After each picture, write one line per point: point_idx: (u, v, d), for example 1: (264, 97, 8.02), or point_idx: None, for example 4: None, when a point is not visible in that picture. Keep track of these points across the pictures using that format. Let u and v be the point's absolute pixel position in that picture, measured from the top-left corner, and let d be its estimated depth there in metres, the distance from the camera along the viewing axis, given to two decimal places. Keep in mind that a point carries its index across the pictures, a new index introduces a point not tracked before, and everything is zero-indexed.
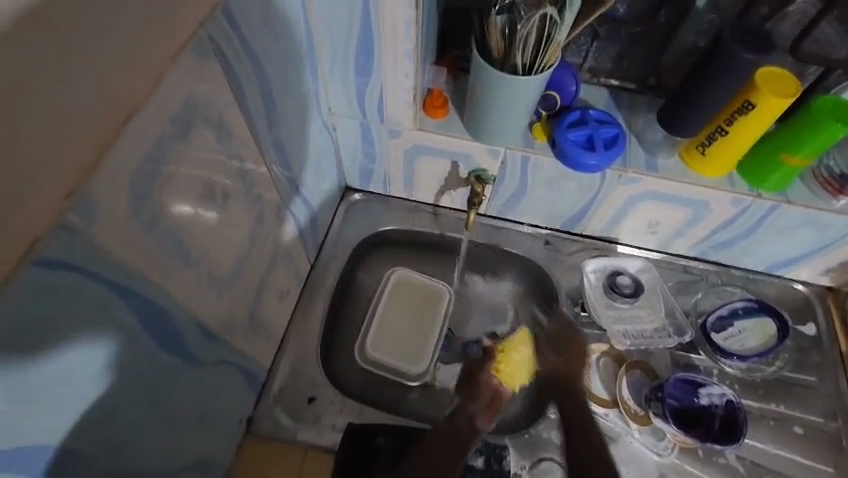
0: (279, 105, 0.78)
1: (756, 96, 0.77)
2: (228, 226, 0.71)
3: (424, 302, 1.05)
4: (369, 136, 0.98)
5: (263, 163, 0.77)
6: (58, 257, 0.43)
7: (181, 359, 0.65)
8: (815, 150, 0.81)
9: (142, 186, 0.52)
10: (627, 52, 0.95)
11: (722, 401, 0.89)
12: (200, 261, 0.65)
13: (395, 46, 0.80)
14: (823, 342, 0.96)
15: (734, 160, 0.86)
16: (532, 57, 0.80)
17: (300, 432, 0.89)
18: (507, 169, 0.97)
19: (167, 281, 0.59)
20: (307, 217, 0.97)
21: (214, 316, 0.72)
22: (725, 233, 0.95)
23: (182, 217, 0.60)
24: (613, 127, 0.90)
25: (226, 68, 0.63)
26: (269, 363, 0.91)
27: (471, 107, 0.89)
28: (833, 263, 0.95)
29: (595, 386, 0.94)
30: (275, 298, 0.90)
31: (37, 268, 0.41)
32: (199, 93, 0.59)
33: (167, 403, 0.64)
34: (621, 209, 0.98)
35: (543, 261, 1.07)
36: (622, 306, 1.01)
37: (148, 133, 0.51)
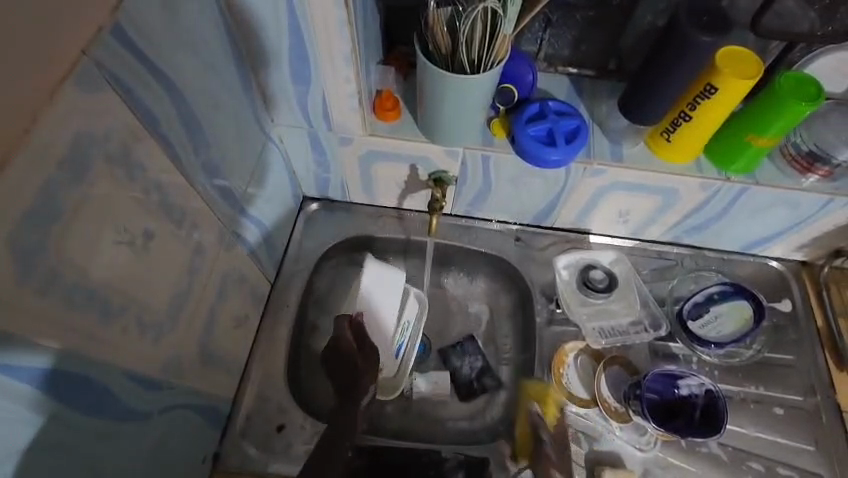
0: (208, 122, 0.59)
1: (718, 79, 0.65)
2: (166, 258, 0.54)
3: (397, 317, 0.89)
4: (319, 146, 0.81)
5: (194, 188, 0.59)
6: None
7: (126, 416, 0.51)
8: (781, 130, 0.71)
9: (45, 245, 0.38)
10: (586, 35, 0.77)
11: (701, 391, 0.81)
12: (130, 307, 0.49)
13: (331, 49, 0.64)
14: (799, 318, 0.91)
15: (701, 143, 0.74)
16: (481, 52, 0.65)
17: (272, 463, 0.76)
18: (468, 170, 0.82)
19: (88, 343, 0.44)
20: (262, 237, 0.81)
21: (174, 365, 0.59)
22: (699, 217, 0.85)
23: (106, 265, 0.45)
24: (573, 117, 0.75)
25: (129, 96, 0.45)
26: (232, 393, 0.78)
27: (422, 108, 0.74)
28: (804, 239, 0.88)
29: (573, 387, 0.84)
30: (232, 325, 0.75)
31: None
32: (96, 129, 0.41)
33: (115, 465, 0.51)
34: (590, 202, 0.85)
35: (513, 259, 0.92)
36: (599, 301, 0.89)
37: (40, 176, 0.36)
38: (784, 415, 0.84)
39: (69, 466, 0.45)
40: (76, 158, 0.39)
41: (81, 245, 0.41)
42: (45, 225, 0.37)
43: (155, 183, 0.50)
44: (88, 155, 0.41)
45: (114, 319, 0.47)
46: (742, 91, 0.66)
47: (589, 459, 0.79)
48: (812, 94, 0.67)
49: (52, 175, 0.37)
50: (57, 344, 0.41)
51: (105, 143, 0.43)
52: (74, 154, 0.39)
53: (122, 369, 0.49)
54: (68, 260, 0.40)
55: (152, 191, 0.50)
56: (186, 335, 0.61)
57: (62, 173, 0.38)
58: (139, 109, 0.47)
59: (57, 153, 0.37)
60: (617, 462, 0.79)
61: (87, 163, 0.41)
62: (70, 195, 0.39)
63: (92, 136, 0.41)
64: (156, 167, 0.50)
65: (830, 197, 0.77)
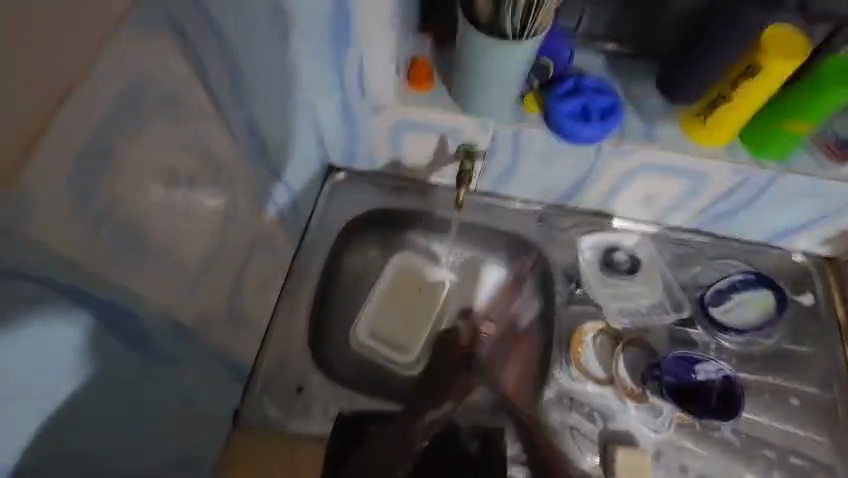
0: (247, 80, 0.61)
1: (763, 58, 0.64)
2: (200, 210, 0.56)
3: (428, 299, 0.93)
4: (350, 114, 0.82)
5: (230, 143, 0.60)
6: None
7: (157, 359, 0.52)
8: (820, 116, 0.70)
9: (97, 176, 0.40)
10: (625, 12, 0.76)
11: (719, 376, 0.82)
12: (168, 252, 0.51)
13: (376, 10, 0.66)
14: (820, 313, 0.90)
15: (737, 126, 0.73)
16: (524, 21, 0.65)
17: (291, 423, 0.78)
18: (498, 144, 0.81)
19: (128, 279, 0.46)
20: (290, 201, 0.83)
21: (206, 316, 0.61)
22: (727, 204, 0.84)
23: (146, 203, 0.47)
24: (609, 96, 0.75)
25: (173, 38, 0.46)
26: (254, 353, 0.80)
27: (458, 76, 0.74)
28: (832, 232, 0.87)
29: (590, 365, 0.85)
30: (258, 285, 0.77)
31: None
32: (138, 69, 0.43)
33: (145, 402, 0.53)
34: (618, 184, 0.84)
35: (536, 239, 0.92)
36: (620, 283, 0.89)
37: (96, 107, 0.39)
38: (799, 406, 0.84)
39: (107, 394, 0.47)
40: (126, 94, 0.42)
41: (128, 183, 0.44)
42: (98, 156, 0.40)
43: (197, 132, 0.53)
44: (138, 94, 0.44)
45: (155, 259, 0.49)
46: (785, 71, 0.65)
47: (601, 437, 0.80)
48: None
49: (106, 110, 0.40)
50: (105, 275, 0.43)
51: (154, 84, 0.45)
52: (127, 91, 0.42)
53: (159, 311, 0.51)
54: (114, 194, 0.42)
55: (193, 142, 0.52)
56: (217, 289, 0.62)
57: (114, 107, 0.41)
58: (190, 55, 0.49)
59: (112, 87, 0.40)
60: (629, 442, 0.80)
61: (136, 102, 0.43)
62: (123, 129, 0.42)
63: (141, 77, 0.44)
64: (197, 116, 0.52)
65: None
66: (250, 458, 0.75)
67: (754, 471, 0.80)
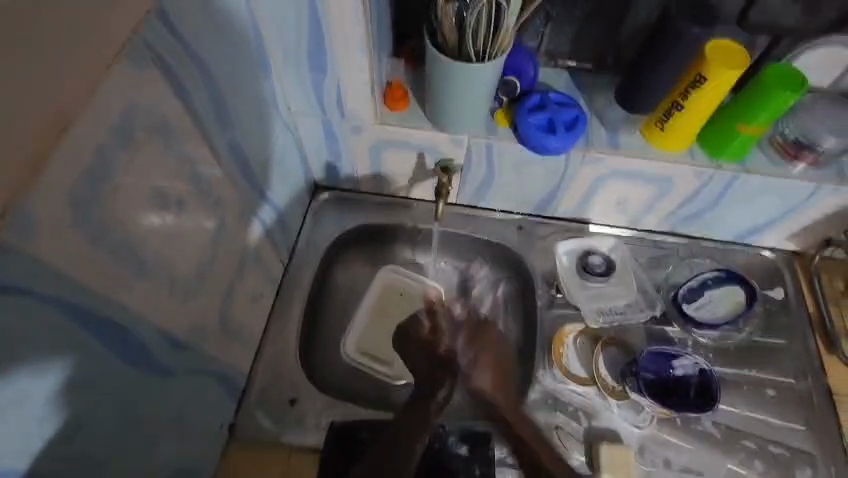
0: (230, 106, 0.65)
1: (707, 68, 0.70)
2: (189, 229, 0.60)
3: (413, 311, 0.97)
4: (333, 134, 0.86)
5: (217, 166, 0.64)
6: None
7: (151, 372, 0.55)
8: (768, 119, 0.75)
9: (95, 200, 0.44)
10: (584, 30, 0.82)
11: (695, 370, 0.85)
12: (159, 268, 0.54)
13: (347, 38, 0.69)
14: (791, 306, 0.94)
15: (692, 131, 0.78)
16: (485, 43, 0.70)
17: (285, 434, 0.80)
18: (473, 158, 0.86)
19: (122, 294, 0.49)
20: (278, 220, 0.87)
21: (198, 331, 0.64)
22: (692, 205, 0.89)
23: (139, 223, 0.50)
24: (572, 108, 0.80)
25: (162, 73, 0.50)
26: (247, 367, 0.82)
27: (430, 95, 0.78)
28: (795, 228, 0.92)
29: (572, 365, 0.88)
30: (249, 301, 0.80)
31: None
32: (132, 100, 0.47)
33: (141, 413, 0.55)
34: (589, 191, 0.89)
35: (515, 247, 0.96)
36: (597, 285, 0.93)
37: (95, 136, 0.43)
38: (775, 395, 0.87)
39: (106, 406, 0.50)
40: (121, 124, 0.46)
41: (124, 206, 0.48)
42: (97, 181, 0.44)
43: (185, 157, 0.57)
44: (131, 124, 0.48)
45: (148, 276, 0.52)
46: (729, 79, 0.70)
47: (586, 434, 0.83)
48: (797, 85, 0.72)
49: (103, 139, 0.44)
50: (103, 291, 0.46)
51: (145, 113, 0.49)
52: (121, 122, 0.46)
53: (151, 325, 0.54)
54: (110, 216, 0.46)
55: (182, 166, 0.56)
56: (209, 304, 0.65)
57: (111, 136, 0.45)
58: (175, 86, 0.53)
59: (109, 118, 0.44)
60: (613, 437, 0.82)
61: (130, 131, 0.47)
62: (118, 156, 0.46)
63: (135, 108, 0.48)
64: (185, 142, 0.57)
65: (816, 186, 0.81)
66: (246, 470, 0.77)
67: (735, 460, 0.82)
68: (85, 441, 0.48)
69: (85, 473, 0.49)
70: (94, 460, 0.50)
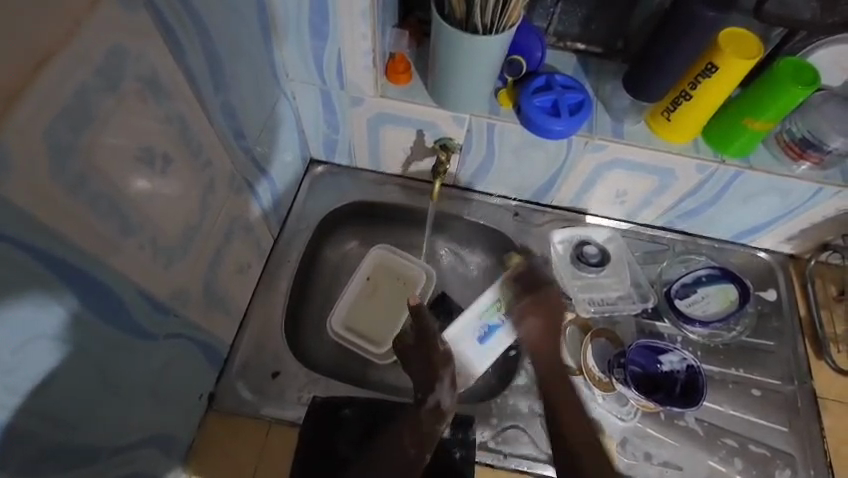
0: (225, 63, 0.62)
1: (719, 57, 0.68)
2: (176, 190, 0.57)
3: (404, 292, 0.95)
4: (331, 105, 0.84)
5: (208, 125, 0.62)
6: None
7: (127, 331, 0.54)
8: (777, 114, 0.73)
9: (75, 145, 0.42)
10: (596, 14, 0.80)
11: (683, 366, 0.84)
12: (141, 226, 0.52)
13: (350, 3, 0.66)
14: (783, 309, 0.93)
15: (699, 123, 0.76)
16: (493, 18, 0.67)
17: (265, 407, 0.79)
18: (473, 139, 0.84)
19: (102, 249, 0.47)
20: (272, 192, 0.85)
21: (180, 295, 0.62)
22: (693, 201, 0.88)
23: (121, 177, 0.48)
24: (578, 92, 0.78)
25: (149, 19, 0.48)
26: (230, 338, 0.81)
27: (433, 70, 0.76)
28: (794, 230, 0.91)
29: (560, 354, 0.87)
30: (236, 270, 0.78)
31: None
32: (116, 45, 0.44)
33: (116, 374, 0.54)
34: (589, 180, 0.87)
35: (510, 233, 0.95)
36: (590, 275, 0.92)
37: (78, 77, 0.41)
38: (761, 396, 0.87)
39: (80, 363, 0.48)
40: (107, 68, 0.44)
41: (106, 155, 0.46)
42: (79, 125, 0.42)
43: (177, 113, 0.55)
44: (119, 70, 0.45)
45: (128, 232, 0.51)
46: (741, 71, 0.68)
47: None
48: (810, 80, 0.70)
49: (87, 81, 0.42)
50: (79, 243, 0.44)
51: (134, 60, 0.47)
52: (107, 65, 0.44)
53: (130, 283, 0.52)
54: (91, 164, 0.44)
55: (172, 123, 0.54)
56: (192, 268, 0.64)
57: (95, 79, 0.43)
58: (168, 34, 0.51)
59: (93, 58, 0.42)
60: (597, 428, 0.82)
61: (117, 77, 0.45)
62: (102, 101, 0.44)
63: (124, 53, 0.45)
64: (177, 97, 0.54)
65: (820, 186, 0.80)
66: (224, 441, 0.76)
67: (716, 458, 0.82)
68: (56, 397, 0.46)
69: (54, 429, 0.47)
70: (64, 417, 0.48)
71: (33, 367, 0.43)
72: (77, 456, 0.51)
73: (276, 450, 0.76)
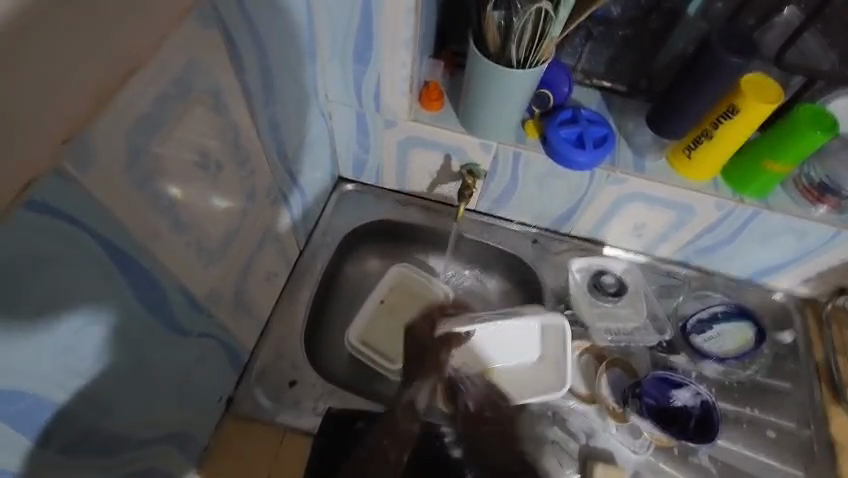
0: (276, 80, 0.67)
1: (741, 100, 0.71)
2: (222, 195, 0.61)
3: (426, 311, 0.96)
4: (365, 126, 0.88)
5: (256, 138, 0.66)
6: (46, 201, 0.37)
7: (165, 325, 0.56)
8: (796, 157, 0.75)
9: (145, 145, 0.46)
10: (622, 55, 0.84)
11: (697, 402, 0.84)
12: (190, 225, 0.56)
13: (395, 33, 0.71)
14: (799, 351, 0.93)
15: (720, 163, 0.79)
16: (528, 52, 0.71)
17: (281, 415, 0.80)
18: (498, 165, 0.88)
19: (154, 243, 0.50)
20: (302, 206, 0.89)
21: (214, 295, 0.65)
22: (711, 237, 0.90)
23: (177, 176, 0.51)
24: (603, 126, 0.81)
25: (219, 38, 0.52)
26: (252, 343, 0.83)
27: (466, 99, 0.80)
28: (811, 273, 0.92)
29: (574, 382, 0.87)
30: (264, 278, 0.81)
31: (23, 209, 0.35)
32: (191, 58, 0.49)
33: (150, 366, 0.56)
34: (609, 211, 0.90)
35: (529, 259, 0.97)
36: (607, 304, 0.93)
37: (157, 85, 0.45)
38: (776, 438, 0.86)
39: (124, 352, 0.51)
40: (180, 79, 0.48)
41: (170, 156, 0.49)
42: (152, 127, 0.46)
43: (231, 124, 0.59)
44: (190, 81, 0.49)
45: (181, 230, 0.54)
46: (762, 114, 0.71)
47: (582, 453, 0.82)
48: (829, 126, 0.73)
49: (164, 89, 0.46)
50: (138, 235, 0.47)
51: (202, 74, 0.51)
52: (182, 76, 0.48)
53: (175, 278, 0.55)
54: (157, 164, 0.48)
55: (227, 132, 0.58)
56: (227, 269, 0.67)
57: (169, 88, 0.47)
58: (232, 55, 0.55)
59: (171, 70, 0.46)
60: (609, 459, 0.81)
61: (187, 87, 0.49)
62: (172, 108, 0.48)
63: (196, 66, 0.50)
64: (233, 109, 0.58)
65: (837, 230, 0.81)
66: (238, 445, 0.77)
67: None
68: (101, 382, 0.49)
69: (95, 412, 0.49)
70: (105, 401, 0.50)
71: (87, 353, 0.46)
72: (108, 443, 0.52)
73: (290, 456, 0.77)
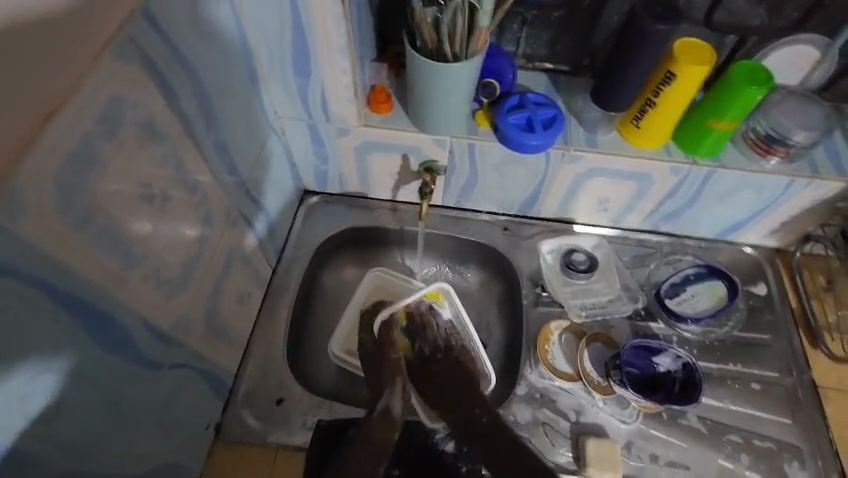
0: (216, 103, 0.67)
1: (675, 65, 0.72)
2: (174, 225, 0.61)
3: None
4: (319, 138, 0.88)
5: (204, 163, 0.66)
6: None
7: (132, 361, 0.56)
8: (739, 113, 0.77)
9: (81, 186, 0.46)
10: (561, 36, 0.85)
11: (678, 365, 0.85)
12: (144, 259, 0.56)
13: (329, 42, 0.71)
14: (775, 301, 0.95)
15: (668, 128, 0.81)
16: (462, 45, 0.72)
17: (272, 434, 0.80)
18: (456, 159, 0.88)
19: (106, 282, 0.50)
20: (267, 225, 0.89)
21: (182, 324, 0.65)
22: (673, 202, 0.91)
23: (120, 210, 0.51)
24: (550, 107, 0.83)
25: (144, 70, 0.52)
26: (235, 367, 0.83)
27: (412, 98, 0.81)
28: (776, 224, 0.93)
29: (557, 362, 0.88)
30: (236, 300, 0.81)
31: None
32: (117, 94, 0.49)
33: (122, 403, 0.56)
34: (571, 190, 0.91)
35: (501, 247, 0.98)
36: (580, 281, 0.95)
37: (82, 125, 0.45)
38: (761, 389, 0.87)
39: (90, 393, 0.50)
40: (107, 115, 0.48)
41: (110, 193, 0.49)
42: (87, 165, 0.46)
43: (172, 153, 0.59)
44: (119, 116, 0.49)
45: (134, 265, 0.54)
46: (698, 76, 0.72)
47: (574, 431, 0.82)
48: (765, 80, 0.74)
49: (90, 127, 0.46)
50: (87, 275, 0.47)
51: (132, 108, 0.51)
52: (109, 113, 0.48)
53: (135, 313, 0.55)
54: (95, 203, 0.48)
55: (169, 161, 0.58)
56: (192, 298, 0.67)
57: (97, 127, 0.47)
58: (162, 84, 0.55)
59: (95, 108, 0.46)
60: (600, 433, 0.82)
61: (117, 122, 0.49)
62: (104, 146, 0.48)
63: (124, 101, 0.50)
64: (172, 138, 0.58)
65: (791, 178, 0.83)
66: (232, 469, 0.77)
67: (722, 455, 0.82)
68: (69, 425, 0.49)
69: (70, 456, 0.49)
70: (77, 445, 0.50)
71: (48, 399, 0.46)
72: None
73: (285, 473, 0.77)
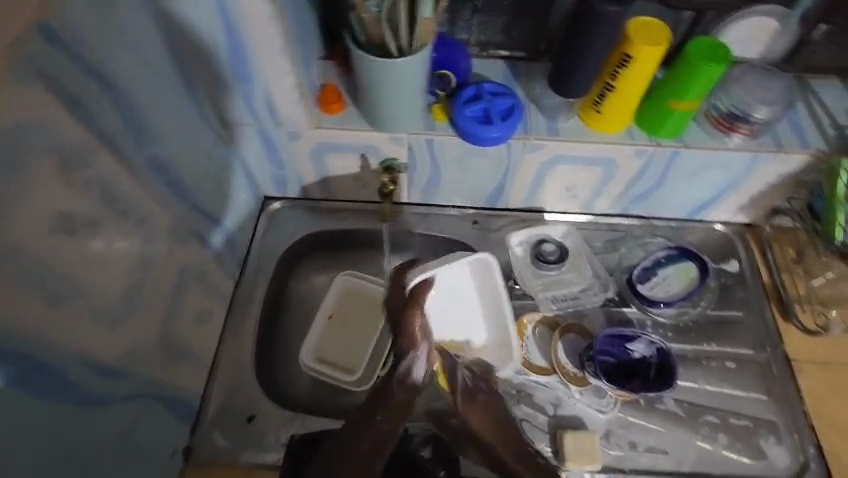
0: (149, 118, 0.63)
1: (631, 47, 0.71)
2: (110, 252, 0.57)
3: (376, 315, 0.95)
4: (271, 142, 0.85)
5: (139, 183, 0.62)
6: None
7: (73, 402, 0.53)
8: (699, 92, 0.75)
9: None
10: (514, 21, 0.82)
11: (652, 351, 0.84)
12: (75, 294, 0.52)
13: (266, 43, 0.69)
14: (746, 277, 0.94)
15: (628, 111, 0.79)
16: (408, 38, 0.69)
17: (243, 454, 0.78)
18: (415, 155, 0.85)
19: (29, 326, 0.47)
20: (224, 238, 0.85)
21: (131, 355, 0.62)
22: (641, 185, 0.89)
23: (39, 247, 0.47)
24: (508, 97, 0.80)
25: (53, 92, 0.48)
26: (200, 387, 0.80)
27: (364, 97, 0.78)
28: (743, 200, 0.92)
29: (532, 356, 0.87)
30: (194, 319, 0.78)
31: None
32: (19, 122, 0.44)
33: (67, 447, 0.53)
34: (536, 179, 0.88)
35: (471, 242, 0.96)
36: (551, 272, 0.93)
37: None
38: (736, 367, 0.87)
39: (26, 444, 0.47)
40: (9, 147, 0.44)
41: (23, 230, 0.46)
42: None
43: (99, 177, 0.55)
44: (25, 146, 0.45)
45: (63, 302, 0.51)
46: (656, 56, 0.71)
47: (552, 425, 0.82)
48: (722, 56, 0.73)
49: None
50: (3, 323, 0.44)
51: (41, 135, 0.47)
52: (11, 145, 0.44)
53: (71, 353, 0.52)
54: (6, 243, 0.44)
55: (96, 186, 0.54)
56: (140, 325, 0.63)
57: None
58: (77, 104, 0.51)
59: None
60: (578, 424, 0.82)
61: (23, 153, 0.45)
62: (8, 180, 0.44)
63: (30, 129, 0.46)
64: (97, 161, 0.54)
65: (754, 154, 0.82)
66: None
67: (700, 436, 0.82)
68: None
69: None
70: None
71: None
72: None
73: None
